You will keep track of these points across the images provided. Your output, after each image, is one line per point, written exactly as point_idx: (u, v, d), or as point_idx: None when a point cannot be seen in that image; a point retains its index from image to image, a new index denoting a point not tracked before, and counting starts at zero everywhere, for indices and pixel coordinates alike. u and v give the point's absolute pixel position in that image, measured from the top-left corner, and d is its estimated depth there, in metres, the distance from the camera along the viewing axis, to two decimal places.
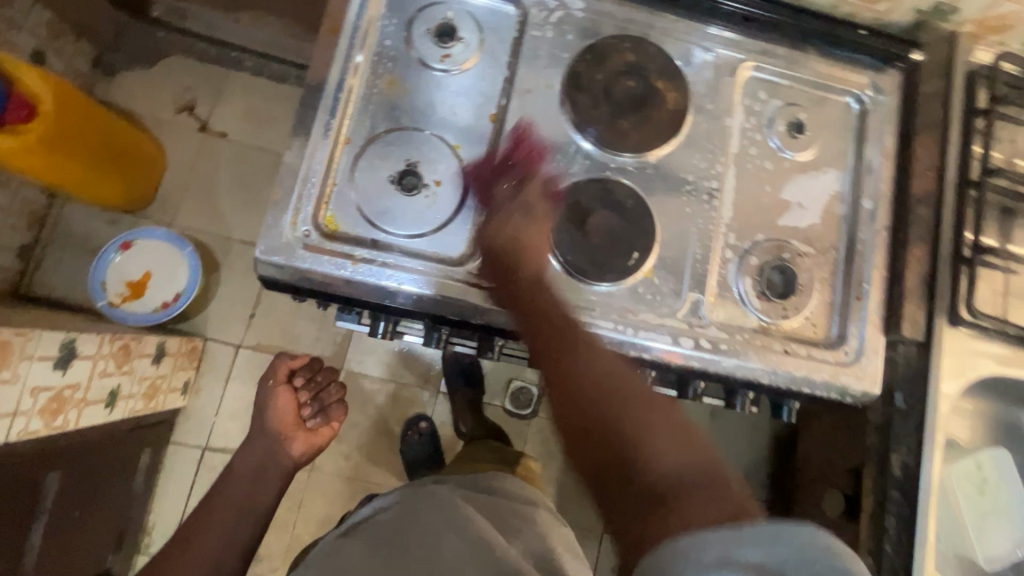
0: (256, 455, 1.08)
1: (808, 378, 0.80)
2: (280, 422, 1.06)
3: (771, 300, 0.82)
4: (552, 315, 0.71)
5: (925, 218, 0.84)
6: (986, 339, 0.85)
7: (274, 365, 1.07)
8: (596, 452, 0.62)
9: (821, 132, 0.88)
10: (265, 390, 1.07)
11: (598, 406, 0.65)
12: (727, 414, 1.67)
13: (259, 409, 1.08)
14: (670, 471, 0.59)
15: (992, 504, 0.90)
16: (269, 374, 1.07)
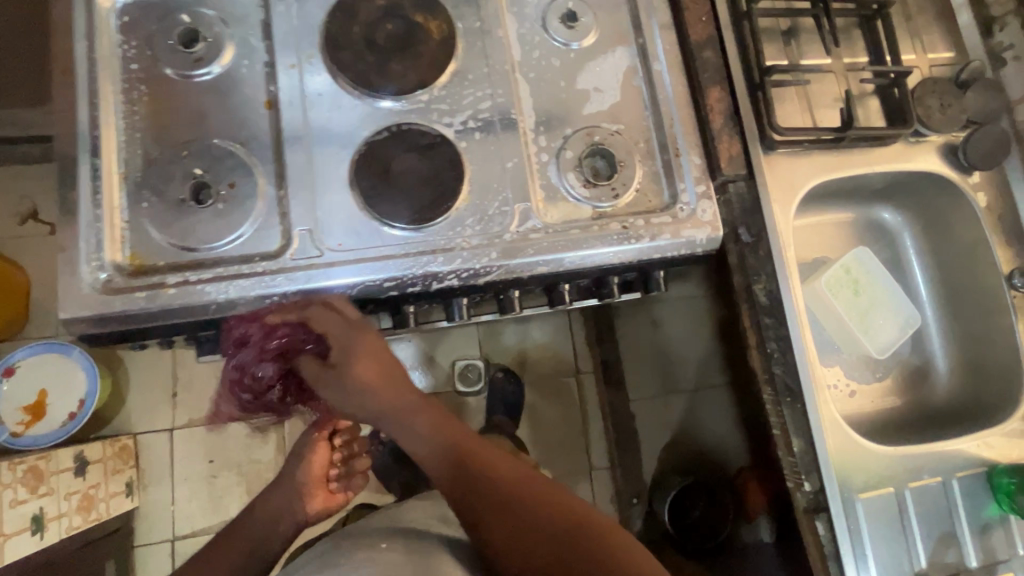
0: (279, 502, 1.00)
1: (654, 244, 0.82)
2: (308, 476, 1.03)
3: (599, 185, 0.84)
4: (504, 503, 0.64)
5: (712, 61, 0.87)
6: (807, 152, 0.89)
7: (322, 421, 1.07)
8: (530, 540, 0.61)
9: (595, 13, 0.89)
10: (307, 440, 1.05)
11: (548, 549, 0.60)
12: (669, 317, 1.69)
13: (297, 458, 1.04)
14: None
15: (868, 299, 0.94)
16: (315, 426, 1.07)
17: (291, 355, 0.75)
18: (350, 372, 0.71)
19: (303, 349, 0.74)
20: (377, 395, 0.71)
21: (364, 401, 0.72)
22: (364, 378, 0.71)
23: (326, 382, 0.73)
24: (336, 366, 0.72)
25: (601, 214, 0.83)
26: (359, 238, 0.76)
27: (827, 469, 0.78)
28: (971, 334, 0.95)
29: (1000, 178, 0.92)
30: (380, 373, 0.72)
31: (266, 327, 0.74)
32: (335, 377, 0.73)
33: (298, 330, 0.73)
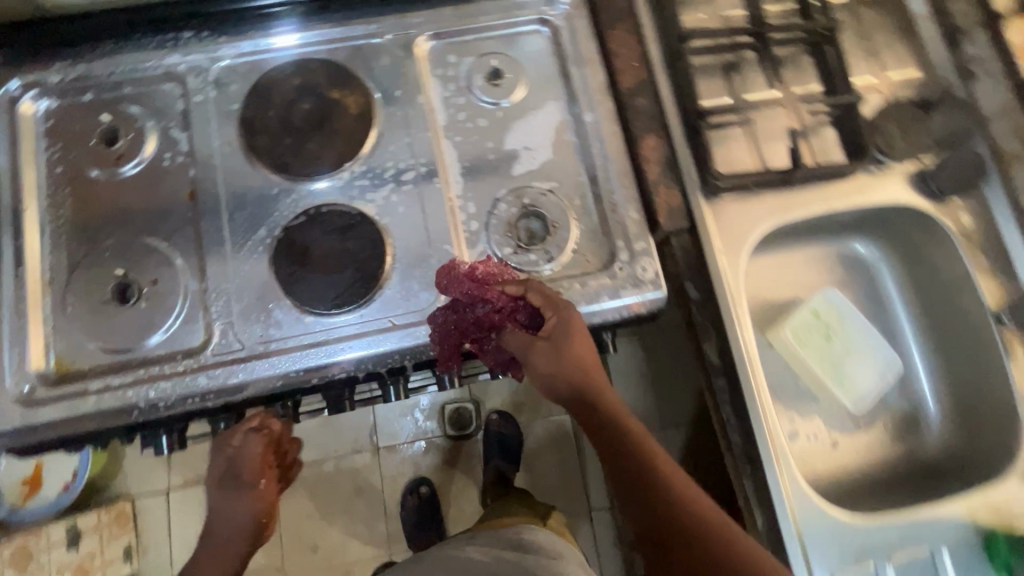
0: (238, 545, 0.73)
1: (594, 308, 0.77)
2: (238, 535, 0.73)
3: (532, 248, 0.80)
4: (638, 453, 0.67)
5: (644, 107, 0.83)
6: (755, 195, 0.83)
7: (236, 466, 0.72)
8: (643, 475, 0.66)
9: (521, 67, 0.86)
10: (222, 470, 0.73)
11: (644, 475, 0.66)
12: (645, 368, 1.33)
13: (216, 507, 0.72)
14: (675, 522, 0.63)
15: (841, 346, 0.87)
16: (240, 472, 0.72)
17: (497, 329, 0.73)
18: (572, 345, 0.69)
19: (508, 328, 0.72)
20: (565, 369, 0.68)
21: (555, 372, 0.68)
22: (584, 360, 0.69)
23: (542, 353, 0.69)
24: (557, 342, 0.69)
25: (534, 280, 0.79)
26: (281, 328, 0.74)
27: (791, 549, 0.72)
28: (962, 377, 0.88)
29: (978, 206, 0.85)
30: (598, 365, 0.70)
31: (465, 306, 0.73)
32: (544, 347, 0.69)
33: (516, 308, 0.73)
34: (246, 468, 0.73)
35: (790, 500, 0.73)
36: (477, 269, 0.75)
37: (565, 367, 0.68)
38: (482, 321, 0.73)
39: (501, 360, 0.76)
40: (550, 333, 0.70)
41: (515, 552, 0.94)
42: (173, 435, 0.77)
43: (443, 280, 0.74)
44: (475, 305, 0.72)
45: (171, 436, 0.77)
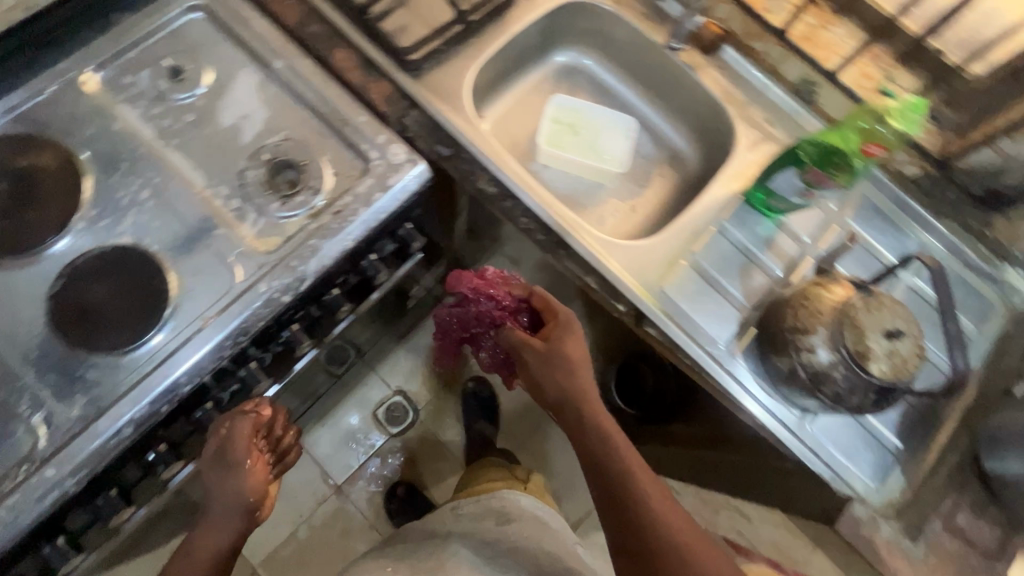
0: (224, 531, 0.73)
1: (373, 208, 0.84)
2: (232, 508, 0.72)
3: (296, 191, 0.85)
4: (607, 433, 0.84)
5: (319, 31, 0.90)
6: (451, 52, 0.94)
7: (231, 446, 0.74)
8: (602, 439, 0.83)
9: (197, 54, 0.89)
10: (219, 453, 0.74)
11: (603, 443, 0.83)
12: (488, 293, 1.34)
13: (215, 487, 0.74)
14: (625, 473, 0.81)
15: (586, 132, 1.01)
16: (232, 452, 0.74)
17: (500, 323, 0.97)
18: (561, 346, 0.85)
19: (516, 330, 0.90)
20: (553, 370, 0.84)
21: (551, 371, 0.84)
22: (568, 364, 0.85)
23: (533, 352, 0.87)
24: (547, 353, 0.86)
25: (313, 214, 0.84)
26: (106, 383, 0.73)
27: (619, 284, 0.85)
28: (681, 105, 1.06)
29: None
30: (586, 372, 0.85)
31: (473, 301, 0.98)
32: (541, 345, 0.87)
33: (518, 309, 0.94)
34: (240, 447, 0.74)
35: (600, 250, 0.87)
36: (475, 288, 0.97)
37: (545, 370, 0.85)
38: (486, 313, 0.97)
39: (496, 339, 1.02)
40: (555, 349, 0.85)
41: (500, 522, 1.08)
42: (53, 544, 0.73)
43: (459, 283, 0.99)
44: (484, 304, 0.97)
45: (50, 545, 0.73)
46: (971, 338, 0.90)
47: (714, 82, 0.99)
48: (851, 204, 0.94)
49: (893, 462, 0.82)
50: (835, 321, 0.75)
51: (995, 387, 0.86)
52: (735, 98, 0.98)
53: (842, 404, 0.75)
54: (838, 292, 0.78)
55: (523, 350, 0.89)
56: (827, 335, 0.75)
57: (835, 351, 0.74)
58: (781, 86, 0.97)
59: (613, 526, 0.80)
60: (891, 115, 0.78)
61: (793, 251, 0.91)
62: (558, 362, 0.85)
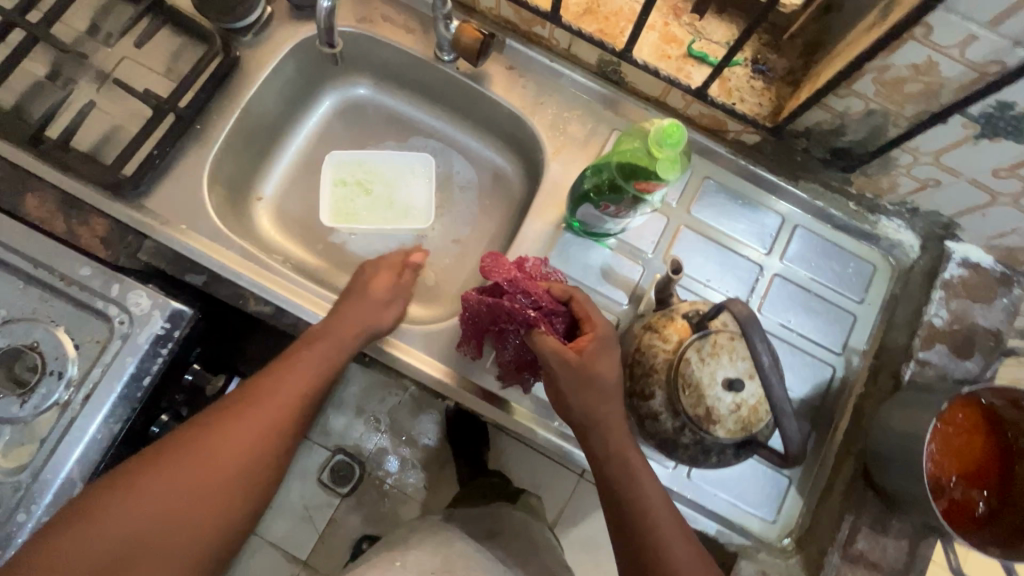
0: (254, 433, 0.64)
1: (133, 377, 0.71)
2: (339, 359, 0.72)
3: (36, 382, 0.71)
4: (641, 477, 0.60)
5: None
6: (175, 151, 0.76)
7: (390, 258, 0.82)
8: (623, 476, 0.60)
9: None
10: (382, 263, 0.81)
11: (628, 485, 0.60)
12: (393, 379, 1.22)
13: (348, 295, 0.75)
14: (656, 527, 0.58)
15: (379, 187, 0.88)
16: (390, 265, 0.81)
17: (528, 327, 0.66)
18: (598, 366, 0.62)
19: (543, 333, 0.63)
20: (584, 385, 0.61)
21: (572, 390, 0.61)
22: (598, 390, 0.61)
23: (564, 363, 0.61)
24: (584, 372, 0.61)
25: (65, 403, 0.71)
26: None
27: (434, 377, 0.76)
28: (485, 118, 0.88)
29: None
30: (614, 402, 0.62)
31: (505, 298, 0.68)
32: (575, 355, 0.61)
33: (553, 314, 0.66)
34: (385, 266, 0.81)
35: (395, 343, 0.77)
36: (508, 281, 0.69)
37: (570, 384, 0.61)
38: (517, 314, 0.66)
39: (517, 357, 0.73)
40: (589, 368, 0.61)
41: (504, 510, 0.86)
42: None
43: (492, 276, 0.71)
44: (523, 306, 0.66)
45: None
46: (858, 314, 0.79)
47: (505, 91, 0.82)
48: (693, 192, 0.80)
49: (786, 487, 0.74)
50: (669, 380, 0.63)
51: (885, 372, 0.75)
52: (533, 102, 0.81)
53: (701, 462, 0.65)
54: (673, 336, 0.65)
55: (549, 359, 0.62)
56: (666, 397, 0.63)
57: (675, 417, 0.63)
58: (582, 75, 0.80)
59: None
60: (652, 149, 0.58)
61: (633, 274, 0.78)
62: (584, 377, 0.61)
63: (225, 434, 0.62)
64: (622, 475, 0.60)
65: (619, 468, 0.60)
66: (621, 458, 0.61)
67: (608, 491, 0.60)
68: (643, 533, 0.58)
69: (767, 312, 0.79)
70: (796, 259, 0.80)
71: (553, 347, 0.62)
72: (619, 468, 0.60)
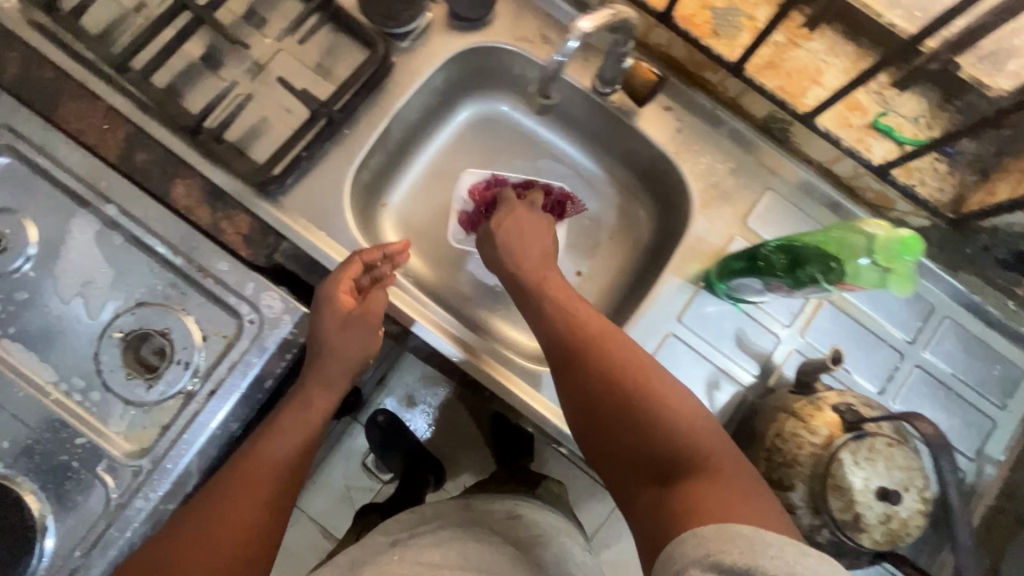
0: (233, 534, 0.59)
1: (257, 377, 0.71)
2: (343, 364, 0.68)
3: (164, 368, 0.72)
4: (557, 292, 0.67)
5: (152, 161, 0.72)
6: (322, 153, 0.75)
7: (333, 288, 0.68)
8: (549, 302, 0.66)
9: (15, 212, 0.73)
10: (333, 290, 0.68)
11: (548, 304, 0.65)
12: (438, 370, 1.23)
13: (317, 355, 0.67)
14: (585, 328, 0.62)
15: None
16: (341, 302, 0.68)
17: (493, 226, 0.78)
18: (509, 227, 0.73)
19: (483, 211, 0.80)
20: (502, 236, 0.72)
21: (496, 242, 0.72)
22: (519, 226, 0.73)
23: (496, 232, 0.73)
24: (503, 219, 0.74)
25: (189, 393, 0.71)
26: None
27: (550, 422, 0.74)
28: (623, 154, 0.86)
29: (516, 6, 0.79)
30: (530, 241, 0.72)
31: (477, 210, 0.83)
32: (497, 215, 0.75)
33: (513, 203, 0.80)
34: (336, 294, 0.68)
35: (510, 379, 0.75)
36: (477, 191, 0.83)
37: (498, 237, 0.72)
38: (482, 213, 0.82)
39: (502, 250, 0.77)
40: (495, 223, 0.73)
41: (505, 506, 0.78)
42: None
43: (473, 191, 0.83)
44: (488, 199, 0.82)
45: None
46: (998, 421, 0.75)
47: (658, 132, 0.78)
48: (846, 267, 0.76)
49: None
50: (814, 476, 0.60)
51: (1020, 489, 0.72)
52: (686, 149, 0.78)
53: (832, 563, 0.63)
54: (821, 430, 0.62)
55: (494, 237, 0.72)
56: (808, 492, 0.61)
57: (813, 514, 0.60)
58: (744, 127, 0.77)
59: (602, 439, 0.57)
60: (883, 258, 0.54)
61: (767, 345, 0.74)
62: (501, 228, 0.73)
63: (197, 555, 0.57)
64: (551, 302, 0.65)
65: (541, 291, 0.67)
66: (538, 285, 0.68)
67: (543, 317, 0.65)
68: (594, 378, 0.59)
69: (901, 404, 0.75)
70: (941, 352, 0.76)
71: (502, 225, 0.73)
72: (543, 290, 0.67)
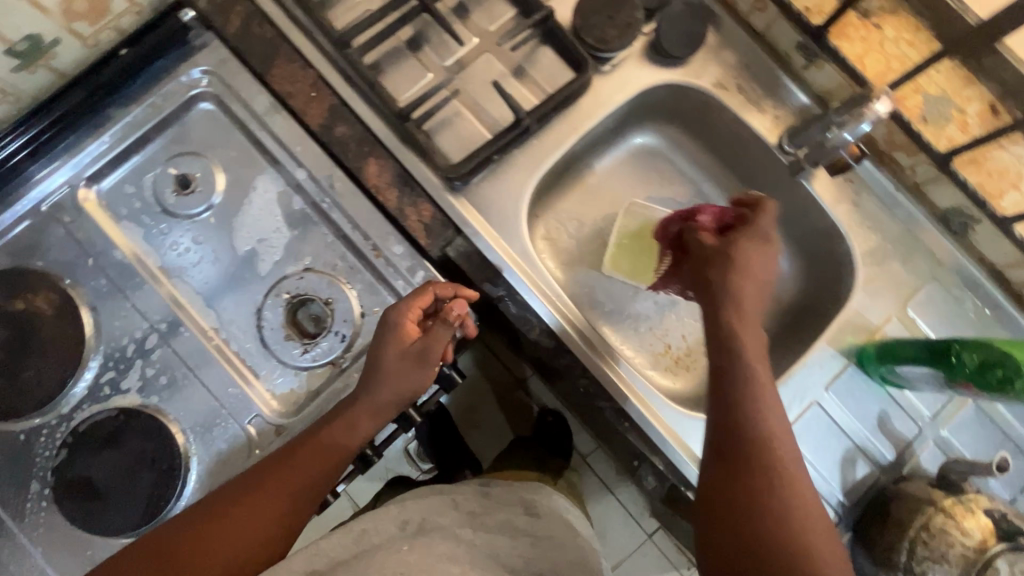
0: (276, 507, 0.61)
1: None
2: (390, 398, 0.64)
3: (321, 335, 0.73)
4: (761, 375, 0.54)
5: (349, 135, 0.74)
6: (507, 158, 0.77)
7: (400, 313, 0.66)
8: (746, 379, 0.53)
9: (206, 157, 0.75)
10: (398, 318, 0.66)
11: (747, 378, 0.53)
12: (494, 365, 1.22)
13: (368, 379, 0.65)
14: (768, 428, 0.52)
15: None
16: (406, 333, 0.66)
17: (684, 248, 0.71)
18: (731, 284, 0.58)
19: (700, 230, 0.66)
20: (728, 292, 0.58)
21: (723, 291, 0.58)
22: (745, 280, 0.58)
23: (706, 269, 0.60)
24: (729, 260, 0.59)
25: (341, 365, 0.73)
26: None
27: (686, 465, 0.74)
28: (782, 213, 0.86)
29: (717, 52, 0.80)
30: (756, 297, 0.58)
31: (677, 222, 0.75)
32: (721, 264, 0.59)
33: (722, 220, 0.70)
34: (403, 322, 0.66)
35: (654, 414, 0.75)
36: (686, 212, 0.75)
37: (716, 271, 0.59)
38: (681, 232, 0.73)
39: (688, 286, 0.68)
40: (743, 253, 0.58)
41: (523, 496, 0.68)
42: None
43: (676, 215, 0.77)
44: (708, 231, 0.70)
45: None
46: None
47: (833, 201, 0.79)
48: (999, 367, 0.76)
49: None
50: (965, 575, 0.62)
51: None
52: (856, 223, 0.78)
53: None
54: (975, 533, 0.62)
55: (708, 273, 0.60)
56: None
57: None
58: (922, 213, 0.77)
59: (718, 486, 0.51)
60: None
61: (909, 433, 0.74)
62: (719, 265, 0.60)
63: (248, 526, 0.59)
64: (749, 381, 0.53)
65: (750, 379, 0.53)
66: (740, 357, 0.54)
67: (732, 391, 0.53)
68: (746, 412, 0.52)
69: None
70: None
71: (711, 259, 0.60)
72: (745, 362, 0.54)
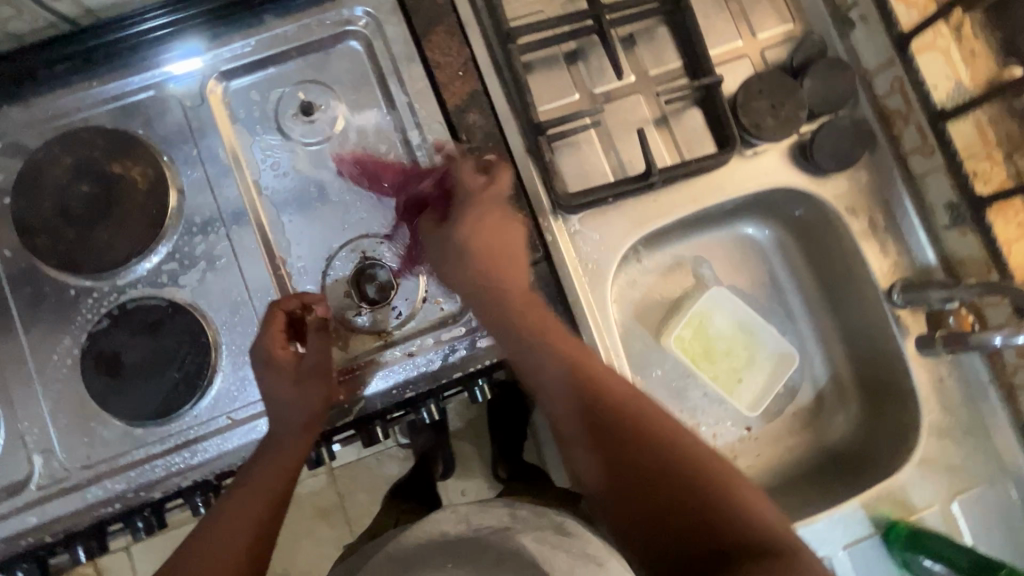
0: (241, 536, 0.63)
1: (452, 364, 0.71)
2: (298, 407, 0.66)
3: (377, 305, 0.71)
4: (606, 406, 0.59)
5: (479, 125, 0.73)
6: (620, 203, 0.75)
7: (268, 335, 0.66)
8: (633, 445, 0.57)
9: (335, 92, 0.74)
10: (267, 347, 0.66)
11: (605, 420, 0.58)
12: None
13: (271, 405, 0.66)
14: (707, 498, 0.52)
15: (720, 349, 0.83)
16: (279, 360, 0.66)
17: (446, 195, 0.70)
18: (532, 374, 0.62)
19: (461, 173, 0.68)
20: (557, 334, 0.63)
21: (541, 375, 0.62)
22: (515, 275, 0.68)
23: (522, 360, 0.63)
24: (513, 259, 0.68)
25: (387, 341, 0.71)
26: (106, 448, 0.67)
27: None
28: (862, 357, 0.82)
29: (863, 178, 0.77)
30: (576, 348, 0.63)
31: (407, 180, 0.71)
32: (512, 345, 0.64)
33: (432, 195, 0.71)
34: (274, 350, 0.66)
35: None
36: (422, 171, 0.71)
37: (522, 303, 0.66)
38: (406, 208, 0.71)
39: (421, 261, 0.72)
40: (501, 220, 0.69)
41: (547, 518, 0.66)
42: (32, 561, 0.71)
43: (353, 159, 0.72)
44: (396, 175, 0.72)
45: (30, 562, 0.70)
46: None
47: (920, 367, 0.75)
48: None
49: None
50: None
51: None
52: (936, 399, 0.75)
53: None
54: None
55: (498, 290, 0.66)
56: None
57: None
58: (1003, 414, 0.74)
59: (655, 537, 0.53)
60: None
61: None
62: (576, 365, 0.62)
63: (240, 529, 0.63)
64: (615, 437, 0.57)
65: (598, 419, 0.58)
66: (594, 409, 0.59)
67: (621, 481, 0.56)
68: (599, 409, 0.59)
69: None
70: None
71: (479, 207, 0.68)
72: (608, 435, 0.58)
